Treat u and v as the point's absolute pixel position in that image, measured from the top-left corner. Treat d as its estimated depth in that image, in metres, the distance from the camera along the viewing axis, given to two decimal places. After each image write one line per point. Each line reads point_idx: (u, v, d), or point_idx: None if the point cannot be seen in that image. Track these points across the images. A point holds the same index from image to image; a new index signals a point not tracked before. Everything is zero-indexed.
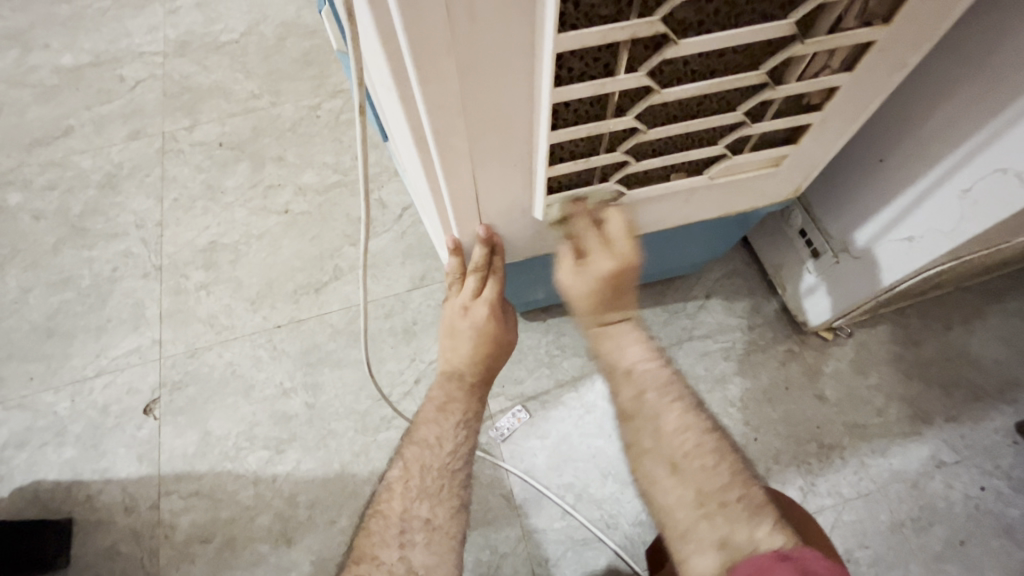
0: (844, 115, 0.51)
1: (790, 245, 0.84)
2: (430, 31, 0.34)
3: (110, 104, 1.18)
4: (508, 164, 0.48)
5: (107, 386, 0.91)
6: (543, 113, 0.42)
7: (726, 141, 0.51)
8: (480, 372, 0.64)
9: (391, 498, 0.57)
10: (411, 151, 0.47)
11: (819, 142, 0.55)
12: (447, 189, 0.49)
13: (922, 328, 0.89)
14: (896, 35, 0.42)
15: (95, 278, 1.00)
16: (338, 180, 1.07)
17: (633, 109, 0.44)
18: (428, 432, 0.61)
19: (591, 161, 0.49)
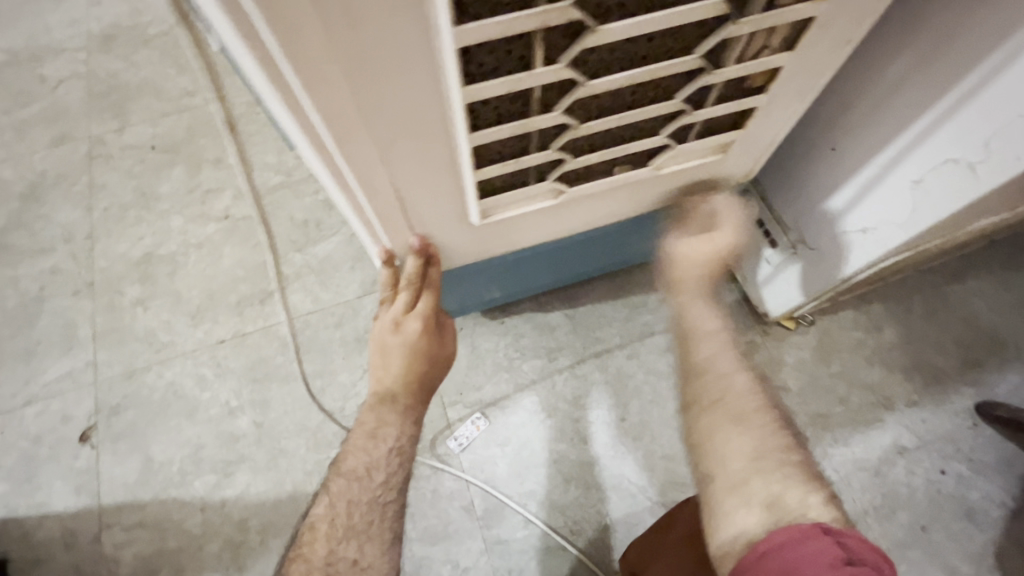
0: (793, 95, 0.43)
1: (748, 235, 0.81)
2: (299, 27, 0.25)
3: (30, 107, 1.09)
4: (435, 177, 0.40)
5: (40, 414, 0.85)
6: (458, 118, 0.33)
7: (668, 131, 0.42)
8: (412, 388, 0.60)
9: (314, 540, 0.55)
10: (318, 169, 0.38)
11: (771, 128, 0.48)
12: (371, 208, 0.41)
13: (884, 312, 0.88)
14: (840, 9, 0.35)
15: (22, 298, 0.94)
16: (280, 181, 1.01)
17: (562, 103, 0.35)
18: (358, 463, 0.58)
19: (521, 163, 0.40)
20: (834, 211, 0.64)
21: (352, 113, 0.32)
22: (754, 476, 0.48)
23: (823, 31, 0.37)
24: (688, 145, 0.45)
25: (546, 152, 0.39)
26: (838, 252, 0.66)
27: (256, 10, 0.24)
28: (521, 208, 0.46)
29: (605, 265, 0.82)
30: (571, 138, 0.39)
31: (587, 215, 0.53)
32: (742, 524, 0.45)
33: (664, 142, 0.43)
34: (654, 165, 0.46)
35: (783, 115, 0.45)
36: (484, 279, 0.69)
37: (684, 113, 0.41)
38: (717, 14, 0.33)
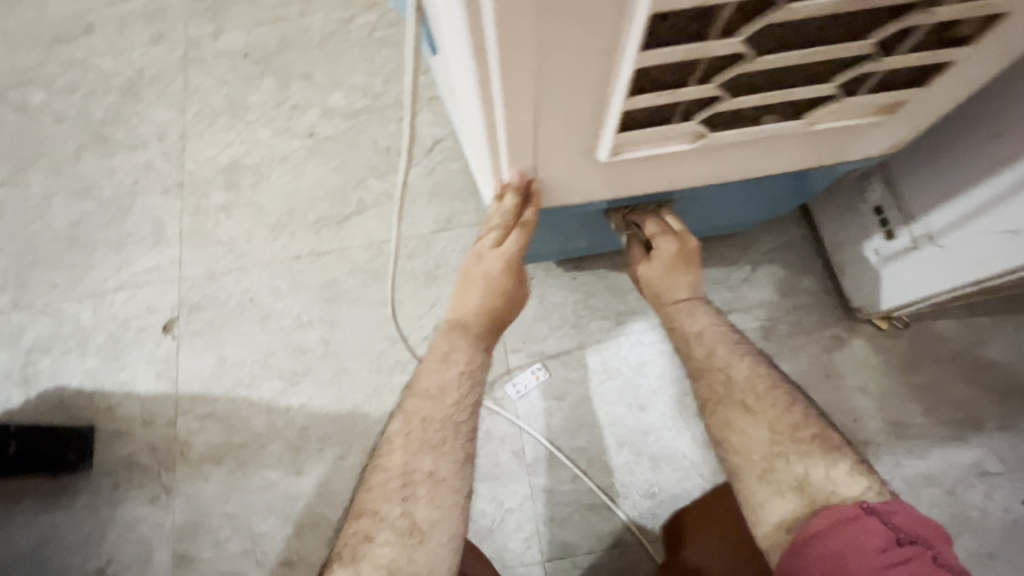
0: (995, 49, 0.37)
1: (858, 223, 0.75)
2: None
3: (132, 2, 1.10)
4: (580, 101, 0.37)
5: (128, 301, 0.90)
6: (636, 30, 0.30)
7: (842, 78, 0.38)
8: (482, 323, 0.60)
9: (391, 451, 0.54)
10: (465, 70, 0.36)
11: (950, 91, 0.42)
12: (504, 123, 0.38)
13: (989, 326, 0.81)
14: None
15: (116, 190, 0.98)
16: (366, 105, 0.99)
17: (750, 27, 0.31)
18: (431, 383, 0.57)
19: (678, 95, 0.37)
20: (975, 206, 0.57)
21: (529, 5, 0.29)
22: (777, 458, 0.51)
23: None
24: (855, 98, 0.40)
25: (708, 86, 0.36)
26: (969, 253, 0.60)
27: None
28: (648, 150, 0.43)
29: (693, 230, 0.77)
30: (738, 72, 0.35)
31: (711, 168, 0.49)
32: (780, 513, 0.48)
33: (832, 92, 0.39)
34: (808, 119, 0.42)
35: (971, 72, 0.40)
36: (575, 225, 0.66)
37: (870, 59, 0.36)
38: None
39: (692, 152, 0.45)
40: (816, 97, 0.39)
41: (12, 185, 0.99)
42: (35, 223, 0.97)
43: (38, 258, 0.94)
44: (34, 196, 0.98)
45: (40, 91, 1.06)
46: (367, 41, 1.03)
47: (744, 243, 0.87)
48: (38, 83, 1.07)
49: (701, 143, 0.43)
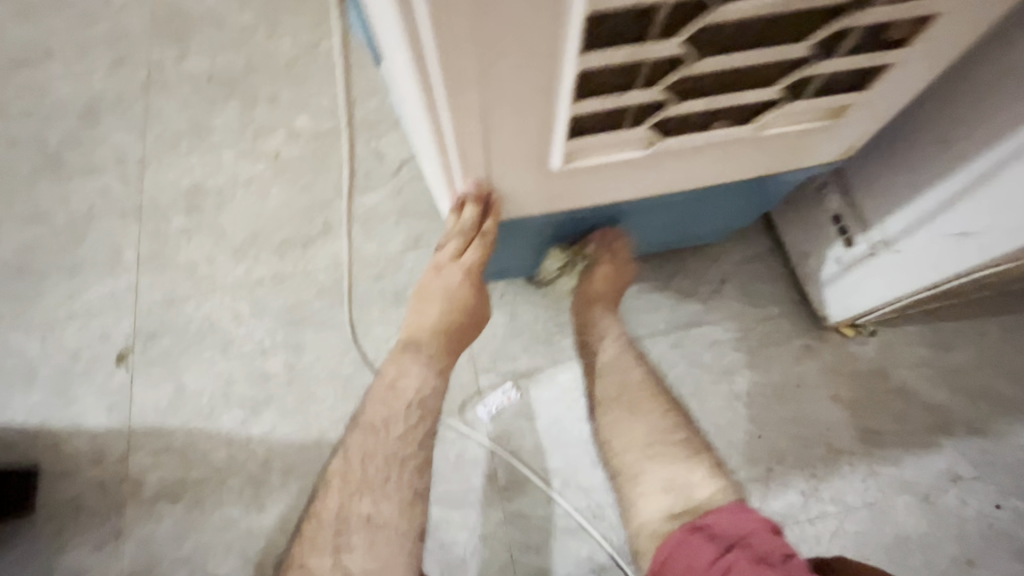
0: (933, 47, 0.38)
1: (819, 231, 0.76)
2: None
3: (94, 28, 1.09)
4: (526, 108, 0.37)
5: (80, 331, 0.86)
6: (572, 32, 0.30)
7: (784, 82, 0.39)
8: (439, 340, 0.58)
9: (328, 496, 0.54)
10: (409, 78, 0.36)
11: (892, 92, 0.43)
12: (451, 131, 0.38)
13: (954, 332, 0.82)
14: None
15: (71, 215, 0.95)
16: (333, 127, 0.99)
17: (688, 28, 0.32)
18: (374, 416, 0.56)
19: (625, 99, 0.37)
20: (926, 209, 0.58)
21: (463, 10, 0.29)
22: None
23: None
24: (800, 103, 0.41)
25: (653, 90, 0.36)
26: (923, 257, 0.61)
27: None
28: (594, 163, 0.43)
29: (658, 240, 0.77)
30: (682, 76, 0.36)
31: (667, 176, 0.50)
32: None
33: (777, 95, 0.40)
34: (756, 124, 0.43)
35: (912, 74, 0.41)
36: (539, 237, 0.65)
37: (809, 63, 0.37)
38: None
39: (646, 159, 0.45)
40: (760, 101, 0.40)
41: None
42: None
43: None
44: None
45: None
46: (334, 64, 1.03)
47: (713, 255, 0.87)
48: None
49: (653, 150, 0.43)
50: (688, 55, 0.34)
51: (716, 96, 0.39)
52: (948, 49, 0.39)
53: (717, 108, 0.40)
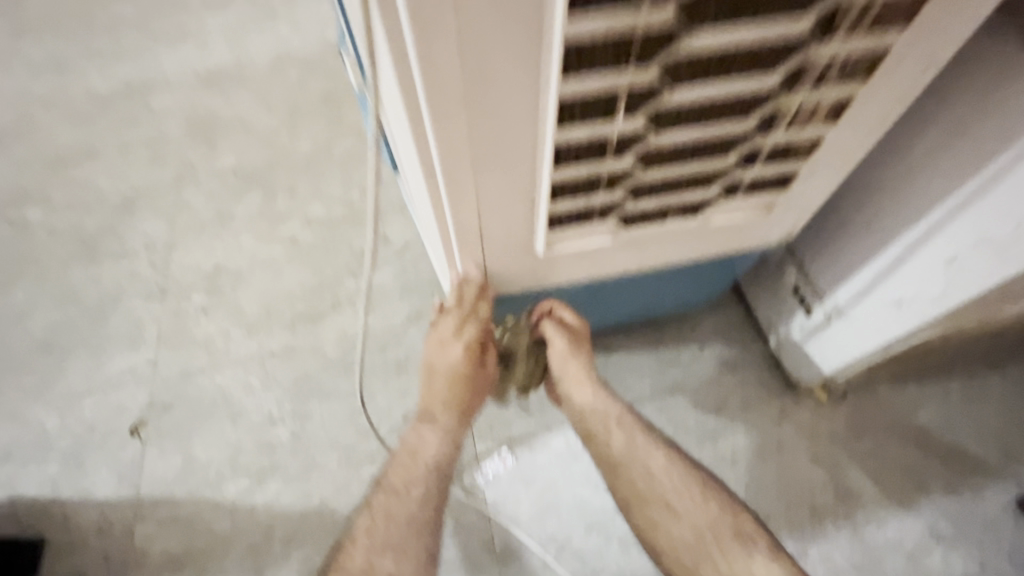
0: (833, 160, 0.48)
1: (783, 301, 0.84)
2: (439, 67, 0.32)
3: (136, 132, 1.24)
4: (513, 207, 0.46)
5: (98, 403, 0.91)
6: (545, 158, 0.40)
7: (718, 185, 0.48)
8: (451, 409, 0.64)
9: (353, 551, 0.58)
10: (420, 190, 0.45)
11: (811, 190, 0.53)
12: (454, 228, 0.47)
13: (920, 393, 0.88)
14: (876, 94, 0.41)
15: (100, 295, 1.03)
16: (345, 213, 1.10)
17: (632, 152, 0.41)
18: (399, 480, 0.62)
19: (592, 200, 0.46)
20: (865, 281, 0.67)
21: (463, 146, 0.38)
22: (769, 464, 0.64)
23: (861, 109, 0.42)
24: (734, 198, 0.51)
25: (613, 193, 0.46)
26: (869, 323, 0.68)
27: (420, 69, 0.31)
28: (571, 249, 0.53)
29: (640, 310, 0.85)
30: (635, 182, 0.45)
31: (635, 257, 0.58)
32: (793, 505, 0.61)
33: (715, 194, 0.49)
34: (702, 216, 0.52)
35: (823, 177, 0.50)
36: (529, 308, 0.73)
37: (734, 170, 0.47)
38: (770, 88, 0.38)
39: (615, 244, 0.54)
40: (702, 199, 0.50)
41: None
42: (14, 330, 1.00)
43: (12, 365, 0.96)
44: (17, 303, 1.02)
45: (38, 208, 1.14)
46: (347, 159, 1.17)
47: (691, 324, 0.95)
48: (37, 201, 1.15)
49: (620, 237, 0.52)
50: (637, 166, 0.44)
51: (665, 195, 0.48)
52: (846, 161, 0.49)
53: (668, 205, 0.50)
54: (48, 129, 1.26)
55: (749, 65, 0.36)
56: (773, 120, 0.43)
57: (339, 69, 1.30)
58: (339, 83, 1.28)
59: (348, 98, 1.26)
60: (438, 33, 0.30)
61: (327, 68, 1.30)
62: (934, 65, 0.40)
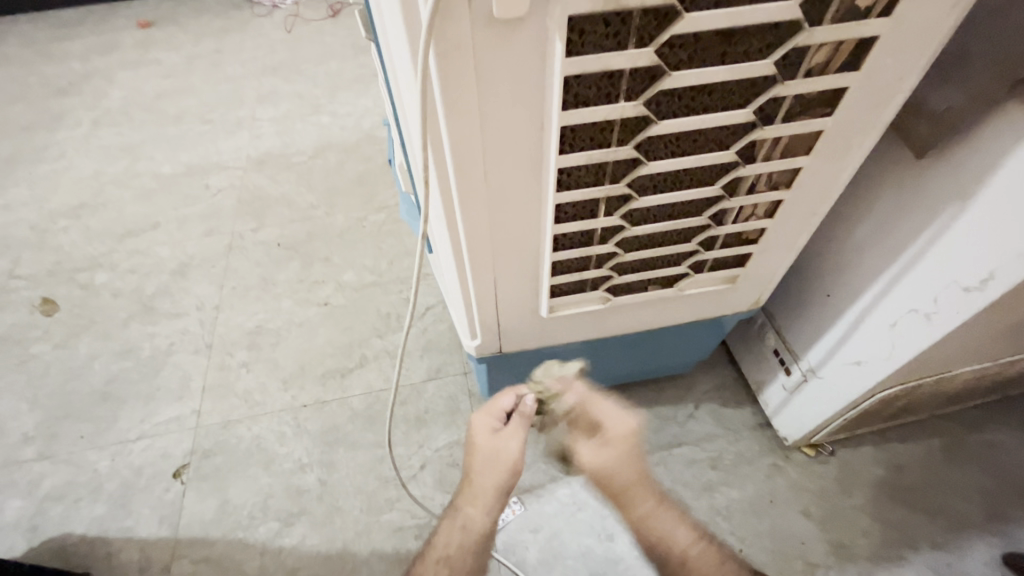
0: (780, 243, 0.60)
1: (767, 363, 0.93)
2: (468, 183, 0.44)
3: (193, 207, 1.41)
4: (522, 279, 0.58)
5: (146, 449, 1.01)
6: (545, 244, 0.52)
7: (687, 263, 0.60)
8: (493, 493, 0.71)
9: None
10: (449, 266, 0.57)
11: (767, 266, 0.64)
12: (475, 296, 0.59)
13: (904, 452, 0.94)
14: (801, 197, 0.53)
15: (153, 351, 1.15)
16: (373, 280, 1.24)
17: (613, 240, 0.53)
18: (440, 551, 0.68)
19: (584, 275, 0.58)
20: (831, 343, 0.76)
21: (484, 236, 0.50)
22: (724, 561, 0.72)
23: (792, 207, 0.54)
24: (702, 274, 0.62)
25: (601, 269, 0.57)
26: (839, 381, 0.77)
27: (455, 187, 0.44)
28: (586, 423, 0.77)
29: (638, 369, 0.94)
30: (618, 261, 0.57)
31: (624, 320, 0.69)
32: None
33: (685, 270, 0.61)
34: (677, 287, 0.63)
35: (774, 256, 0.62)
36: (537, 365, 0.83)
37: (698, 252, 0.58)
38: (715, 194, 0.50)
39: (606, 309, 0.65)
40: (675, 273, 0.61)
41: (64, 349, 1.17)
42: (75, 381, 1.11)
43: (72, 412, 1.07)
44: (81, 357, 1.15)
45: (104, 272, 1.30)
46: (378, 232, 1.32)
47: (686, 384, 1.03)
48: (104, 267, 1.31)
49: (609, 304, 0.63)
50: (619, 251, 0.56)
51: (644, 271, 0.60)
52: (791, 244, 0.60)
53: (647, 278, 0.61)
54: (117, 204, 1.44)
55: (696, 180, 0.49)
56: (723, 216, 0.55)
57: (372, 154, 1.49)
58: (373, 167, 1.46)
59: (380, 179, 1.44)
60: (468, 166, 0.42)
61: (363, 154, 1.49)
62: (842, 176, 0.52)
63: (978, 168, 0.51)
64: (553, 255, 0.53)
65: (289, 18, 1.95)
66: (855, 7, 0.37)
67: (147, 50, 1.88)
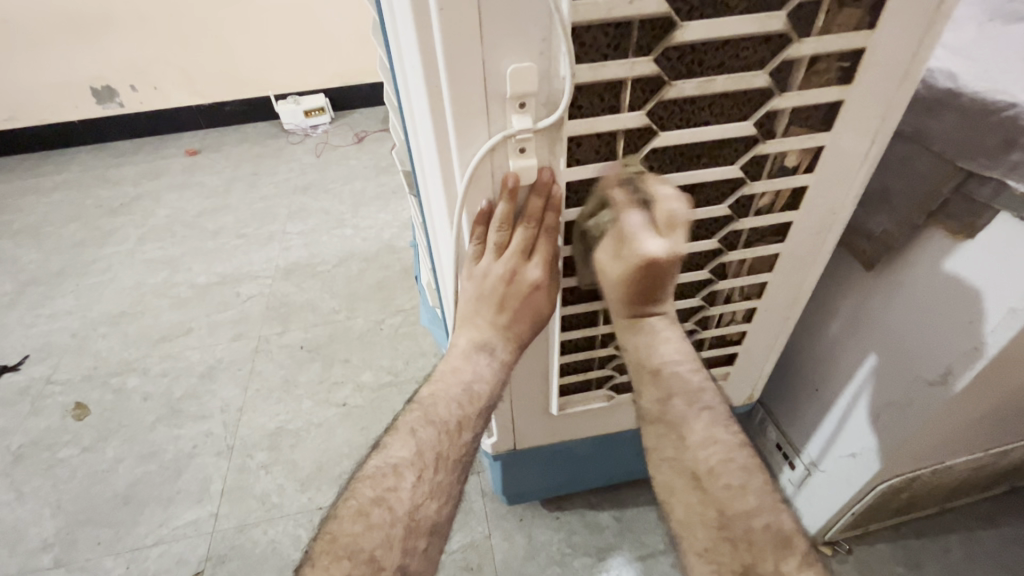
0: (760, 343, 0.68)
1: (772, 458, 0.96)
2: None
3: (224, 313, 1.52)
4: (533, 380, 0.65)
5: (161, 555, 1.02)
6: (554, 349, 0.60)
7: None
8: (513, 334, 0.52)
9: (371, 476, 0.48)
10: None
11: (753, 364, 0.71)
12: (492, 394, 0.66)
13: (922, 549, 0.94)
14: (771, 304, 0.62)
15: (176, 453, 1.19)
16: (390, 379, 1.30)
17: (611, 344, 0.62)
18: (437, 407, 0.51)
19: (588, 375, 0.65)
20: (827, 436, 0.80)
21: None
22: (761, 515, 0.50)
23: (765, 313, 0.63)
24: None
25: (602, 370, 0.65)
26: (839, 473, 0.80)
27: None
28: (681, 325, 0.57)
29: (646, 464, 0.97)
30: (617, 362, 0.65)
31: (627, 415, 0.75)
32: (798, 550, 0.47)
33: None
34: None
35: (757, 355, 0.69)
36: (549, 461, 0.86)
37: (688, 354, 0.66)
38: (697, 305, 0.59)
39: (611, 405, 0.71)
40: None
41: (90, 453, 1.21)
42: (99, 484, 1.15)
43: (92, 517, 1.09)
44: (106, 461, 1.19)
45: (136, 376, 1.37)
46: (394, 334, 1.41)
47: None
48: (136, 370, 1.38)
49: (613, 400, 0.70)
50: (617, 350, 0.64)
51: None
52: (769, 344, 0.68)
53: None
54: (153, 311, 1.55)
55: (678, 293, 0.59)
56: (707, 320, 0.63)
57: (391, 262, 1.63)
58: (391, 274, 1.59)
59: (397, 284, 1.56)
60: None
61: (381, 262, 1.63)
62: (804, 288, 0.61)
63: (918, 280, 0.60)
64: (561, 357, 0.62)
65: (319, 145, 2.21)
66: (785, 165, 0.48)
67: (193, 174, 2.12)
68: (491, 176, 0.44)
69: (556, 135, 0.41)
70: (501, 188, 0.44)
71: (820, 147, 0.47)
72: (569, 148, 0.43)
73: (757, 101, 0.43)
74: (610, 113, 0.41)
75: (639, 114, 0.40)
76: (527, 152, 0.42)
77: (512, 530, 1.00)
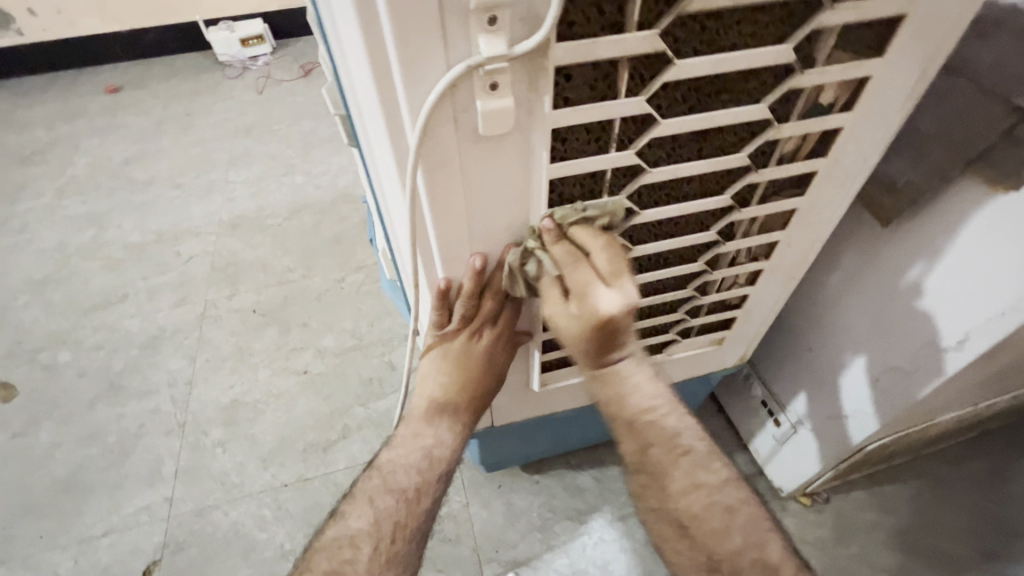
0: (760, 307, 0.61)
1: (754, 412, 0.93)
2: (454, 265, 0.44)
3: (163, 276, 1.36)
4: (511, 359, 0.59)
5: (114, 545, 0.96)
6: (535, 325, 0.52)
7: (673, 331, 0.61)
8: (480, 392, 0.54)
9: (330, 546, 0.49)
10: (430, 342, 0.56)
11: (750, 326, 0.65)
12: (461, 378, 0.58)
13: (896, 495, 0.94)
14: (779, 265, 0.55)
15: (122, 434, 1.09)
16: (354, 343, 1.21)
17: None
18: (397, 474, 0.53)
19: (574, 350, 0.58)
20: (817, 396, 0.77)
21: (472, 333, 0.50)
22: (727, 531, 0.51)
23: (772, 273, 0.56)
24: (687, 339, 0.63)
25: None
26: (827, 434, 0.77)
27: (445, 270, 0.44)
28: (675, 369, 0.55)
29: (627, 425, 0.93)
30: None
31: None
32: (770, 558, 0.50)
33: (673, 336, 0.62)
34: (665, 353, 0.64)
35: (754, 319, 0.63)
36: (528, 431, 0.81)
37: (684, 320, 0.60)
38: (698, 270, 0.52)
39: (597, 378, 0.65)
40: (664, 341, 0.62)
41: (22, 438, 1.10)
42: (36, 472, 1.05)
43: (32, 507, 1.00)
44: (41, 446, 1.08)
45: (68, 350, 1.23)
46: (356, 293, 1.30)
47: None
48: (67, 343, 1.24)
49: None
50: None
51: None
52: (767, 307, 0.62)
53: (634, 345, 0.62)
54: (82, 275, 1.38)
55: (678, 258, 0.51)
56: (707, 286, 0.56)
57: (348, 214, 1.48)
58: (350, 227, 1.45)
59: (358, 237, 1.43)
60: (455, 250, 0.42)
61: (338, 213, 1.48)
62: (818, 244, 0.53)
63: (934, 238, 0.54)
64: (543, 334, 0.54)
65: (259, 79, 1.96)
66: (819, 103, 0.39)
67: (115, 115, 1.86)
68: (453, 121, 0.33)
69: (539, 63, 0.31)
70: (464, 267, 0.44)
71: (865, 78, 0.38)
72: (557, 83, 0.33)
73: (798, 16, 0.33)
74: (612, 32, 0.31)
75: (650, 34, 0.30)
76: (500, 90, 0.31)
77: (491, 498, 0.96)
